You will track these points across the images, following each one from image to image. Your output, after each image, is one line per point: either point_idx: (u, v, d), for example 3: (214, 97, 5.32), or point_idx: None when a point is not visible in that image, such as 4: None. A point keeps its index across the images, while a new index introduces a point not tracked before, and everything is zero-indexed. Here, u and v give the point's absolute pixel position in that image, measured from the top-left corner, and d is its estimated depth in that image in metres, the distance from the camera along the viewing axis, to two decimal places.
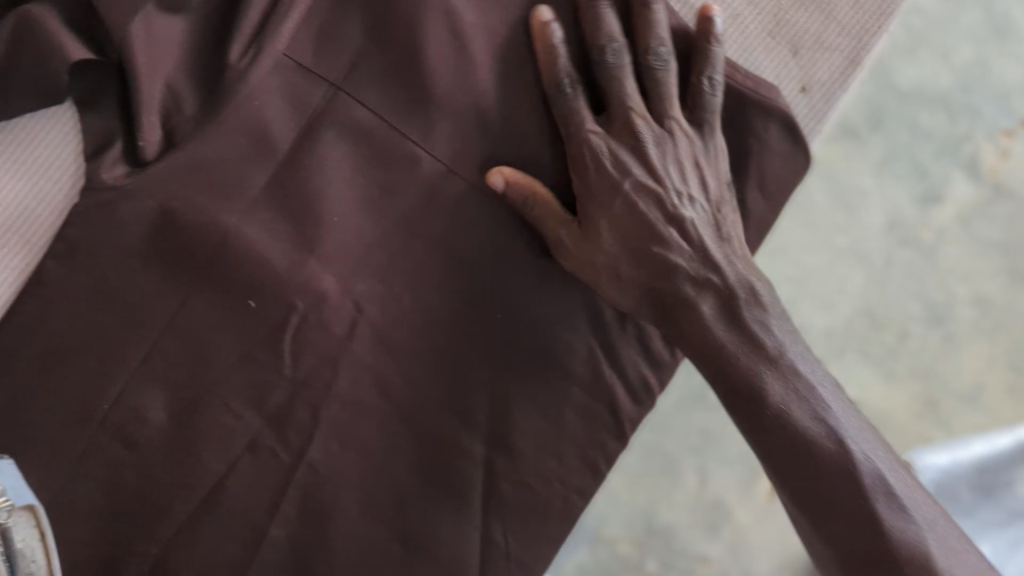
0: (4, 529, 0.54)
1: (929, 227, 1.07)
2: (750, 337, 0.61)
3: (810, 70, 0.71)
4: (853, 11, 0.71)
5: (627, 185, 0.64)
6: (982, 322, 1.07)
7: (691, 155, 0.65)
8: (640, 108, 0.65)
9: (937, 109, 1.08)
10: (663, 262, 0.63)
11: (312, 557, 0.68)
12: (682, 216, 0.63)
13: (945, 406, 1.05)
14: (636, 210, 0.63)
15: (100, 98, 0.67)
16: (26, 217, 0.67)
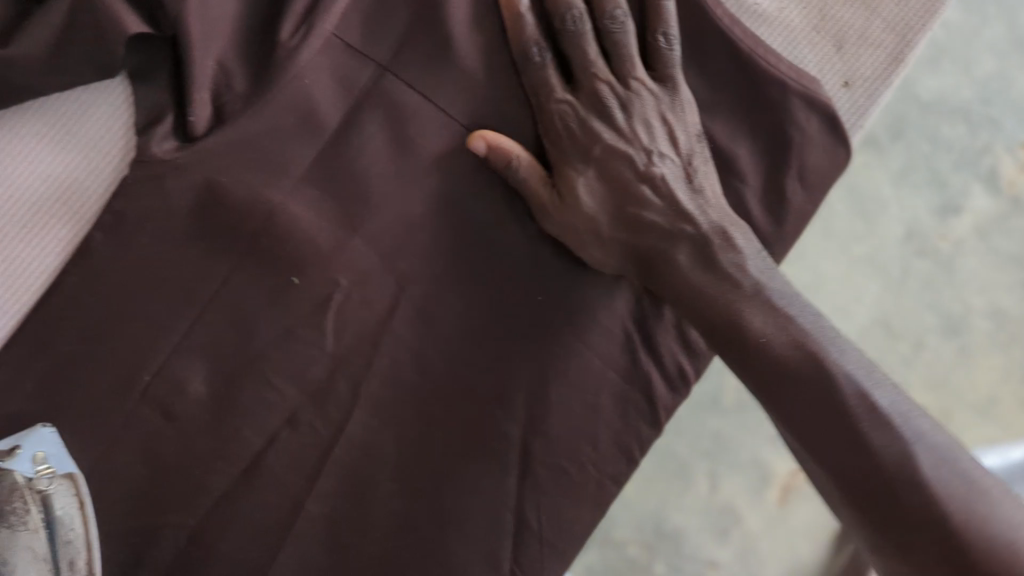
0: (44, 498, 0.63)
1: (948, 238, 1.05)
2: (725, 280, 0.63)
3: (853, 66, 0.72)
4: (898, 8, 0.72)
5: (597, 150, 0.66)
6: (998, 334, 1.03)
7: (661, 113, 0.67)
8: (604, 72, 0.66)
9: (958, 121, 1.08)
10: (648, 225, 0.65)
11: (348, 531, 0.69)
12: (654, 174, 0.65)
13: (961, 419, 1.00)
14: (611, 172, 0.66)
15: (153, 73, 0.68)
16: (76, 188, 0.68)
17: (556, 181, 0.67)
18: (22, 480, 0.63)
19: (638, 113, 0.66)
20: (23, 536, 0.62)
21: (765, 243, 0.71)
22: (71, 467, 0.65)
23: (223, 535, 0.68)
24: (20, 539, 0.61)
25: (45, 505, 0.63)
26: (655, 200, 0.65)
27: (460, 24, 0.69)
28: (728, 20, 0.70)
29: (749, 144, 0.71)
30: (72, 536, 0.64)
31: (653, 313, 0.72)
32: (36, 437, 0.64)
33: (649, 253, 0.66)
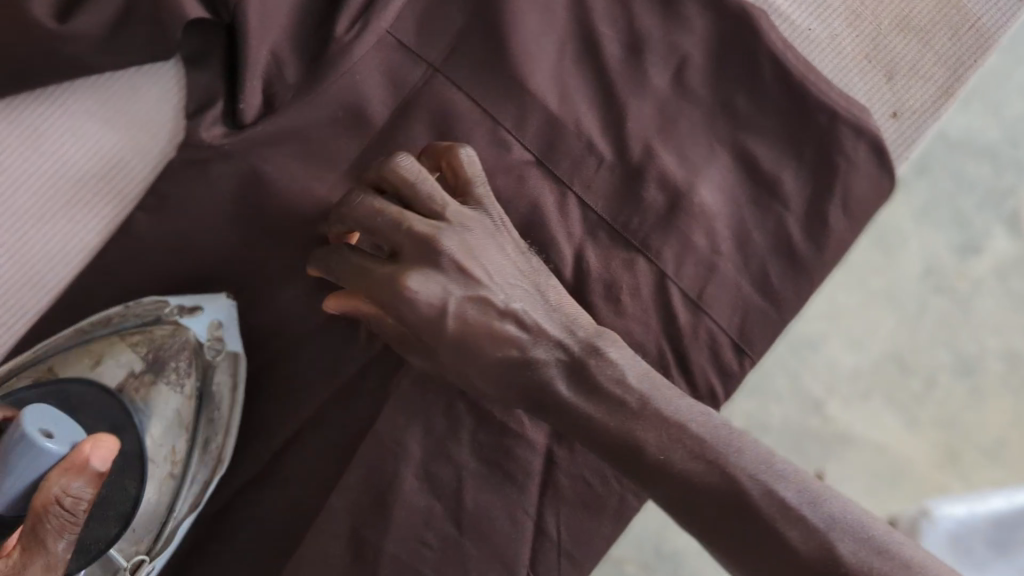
0: (206, 368, 0.69)
1: (966, 277, 1.02)
2: (610, 401, 0.58)
3: (903, 96, 0.72)
4: (951, 42, 0.72)
5: (451, 305, 0.58)
6: (1012, 377, 1.01)
7: (492, 240, 0.62)
8: (432, 224, 0.58)
9: (984, 160, 1.03)
10: (502, 359, 0.59)
11: (368, 527, 0.69)
12: (521, 315, 0.60)
13: (968, 458, 1.00)
14: (468, 321, 0.59)
15: (208, 57, 0.68)
16: (123, 168, 0.68)
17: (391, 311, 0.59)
18: (193, 341, 0.68)
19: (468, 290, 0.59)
20: (173, 399, 0.69)
21: (803, 268, 0.71)
22: (237, 346, 0.68)
23: (239, 532, 0.70)
24: (171, 397, 0.69)
25: (203, 378, 0.69)
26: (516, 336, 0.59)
27: (513, 30, 0.69)
28: (779, 43, 0.71)
29: (794, 169, 0.71)
30: (215, 415, 0.69)
31: (689, 331, 0.70)
32: (215, 307, 0.67)
33: (587, 382, 0.59)
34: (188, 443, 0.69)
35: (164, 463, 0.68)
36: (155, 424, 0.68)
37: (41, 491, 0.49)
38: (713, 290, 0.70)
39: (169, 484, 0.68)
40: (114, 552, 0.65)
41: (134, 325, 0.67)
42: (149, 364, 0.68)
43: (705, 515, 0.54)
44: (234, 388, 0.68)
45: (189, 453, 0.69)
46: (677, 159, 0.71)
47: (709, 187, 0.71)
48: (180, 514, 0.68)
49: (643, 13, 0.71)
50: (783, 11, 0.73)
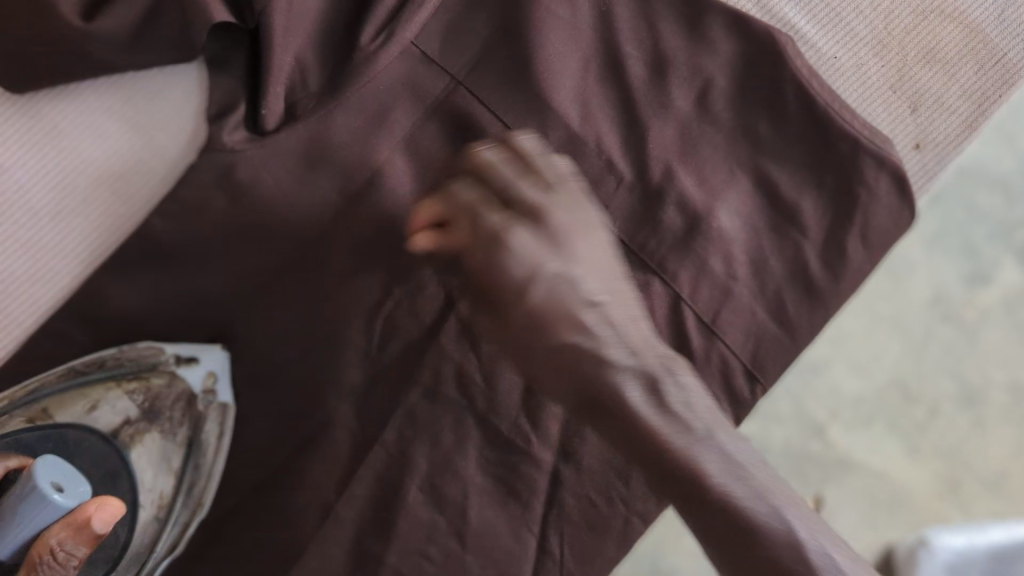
0: (199, 419, 0.70)
1: (974, 307, 0.97)
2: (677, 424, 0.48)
3: (927, 128, 0.71)
4: (977, 76, 0.72)
5: (545, 268, 0.51)
6: (1016, 411, 0.96)
7: (590, 224, 0.54)
8: (534, 191, 0.53)
9: (997, 192, 0.98)
10: (570, 347, 0.50)
11: (370, 539, 0.69)
12: (610, 351, 0.50)
13: (967, 489, 0.95)
14: (556, 296, 0.51)
15: (230, 60, 0.67)
16: (139, 169, 0.68)
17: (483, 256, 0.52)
18: (185, 392, 0.70)
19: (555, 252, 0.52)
20: (165, 446, 0.70)
21: (818, 297, 0.71)
22: (228, 397, 0.69)
23: (243, 531, 0.69)
24: (167, 445, 0.70)
25: (194, 427, 0.70)
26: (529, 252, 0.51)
27: (538, 47, 0.69)
28: (805, 70, 0.71)
29: (814, 197, 0.71)
30: (201, 462, 0.70)
31: (701, 355, 0.70)
32: (206, 357, 0.68)
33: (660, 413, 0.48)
34: (174, 488, 0.70)
35: (151, 506, 0.69)
36: (150, 466, 0.70)
37: (40, 542, 0.57)
38: (727, 315, 0.70)
39: (151, 526, 0.69)
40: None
41: (130, 373, 0.69)
42: (144, 411, 0.70)
43: (738, 555, 0.46)
44: (220, 439, 0.70)
45: (175, 497, 0.70)
46: (697, 182, 0.70)
47: (728, 212, 0.70)
48: (160, 553, 0.69)
49: (670, 35, 0.71)
50: (809, 38, 0.72)
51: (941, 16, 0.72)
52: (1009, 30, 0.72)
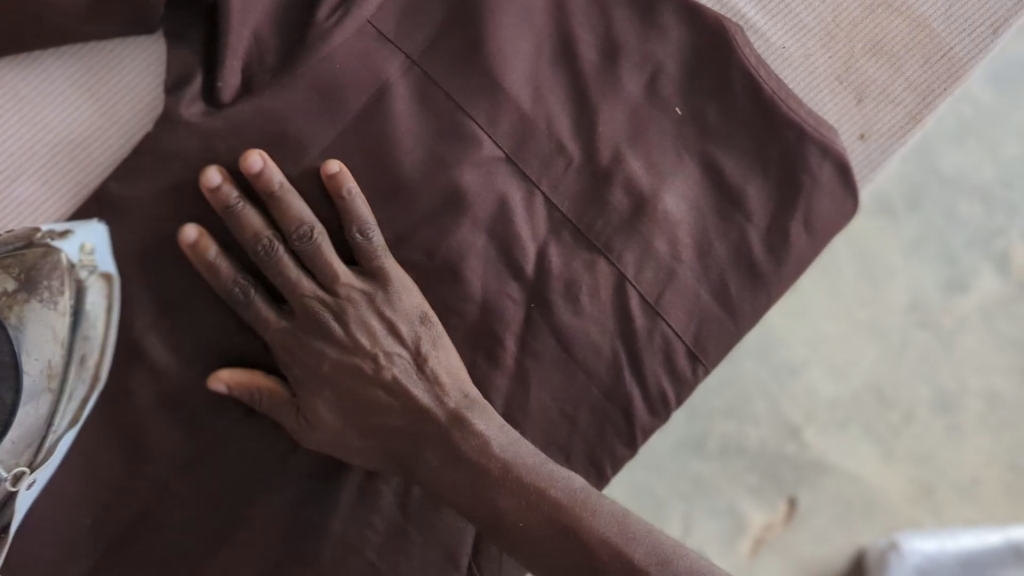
0: (80, 289, 0.68)
1: (951, 314, 1.08)
2: (460, 456, 0.63)
3: (872, 119, 0.73)
4: (922, 70, 0.73)
5: (332, 362, 0.65)
6: (989, 417, 1.08)
7: (379, 314, 0.66)
8: (320, 296, 0.65)
9: (976, 202, 1.09)
10: (387, 414, 0.65)
11: (315, 505, 0.70)
12: (391, 371, 0.65)
13: (942, 495, 1.06)
14: (349, 382, 0.65)
15: (189, 32, 0.69)
16: (97, 136, 0.69)
17: (294, 307, 0.65)
18: (64, 263, 0.68)
19: (344, 316, 0.65)
20: (45, 318, 0.68)
21: (762, 281, 0.72)
22: (110, 268, 0.69)
23: (166, 506, 0.70)
24: (46, 316, 0.68)
25: (76, 295, 0.68)
26: (337, 334, 0.65)
27: (492, 28, 0.70)
28: (752, 60, 0.72)
29: (759, 182, 0.72)
30: (92, 335, 0.69)
31: (644, 333, 0.71)
32: (85, 233, 0.68)
33: (362, 412, 0.65)
34: (59, 362, 0.68)
35: (39, 377, 0.67)
36: (31, 343, 0.67)
37: None
38: (671, 295, 0.72)
39: (47, 398, 0.68)
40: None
41: (5, 250, 0.67)
42: (20, 282, 0.67)
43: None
44: (109, 308, 0.69)
45: (65, 370, 0.68)
46: (645, 164, 0.72)
47: (675, 194, 0.72)
48: (57, 432, 0.69)
49: (621, 21, 0.73)
50: (758, 28, 0.74)
51: (888, 9, 0.74)
52: (956, 25, 0.73)
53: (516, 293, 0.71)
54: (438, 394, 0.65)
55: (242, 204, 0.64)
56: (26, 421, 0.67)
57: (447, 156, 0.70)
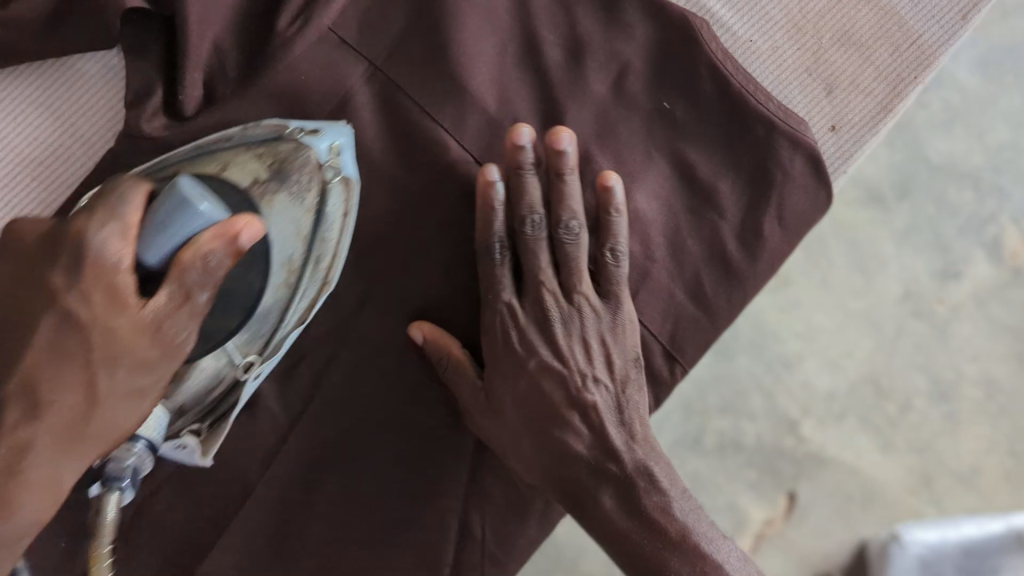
0: (326, 189, 0.66)
1: (945, 303, 1.12)
2: (652, 526, 0.61)
3: (842, 110, 0.72)
4: (892, 58, 0.73)
5: (531, 364, 0.65)
6: (987, 404, 1.11)
7: (601, 335, 0.67)
8: (551, 282, 0.67)
9: (968, 188, 1.13)
10: (560, 442, 0.64)
11: (292, 520, 0.69)
12: (591, 411, 0.65)
13: (940, 484, 1.10)
14: (540, 390, 0.65)
15: (150, 45, 0.67)
16: (61, 154, 0.69)
17: (529, 287, 0.67)
18: (314, 161, 0.65)
19: (575, 329, 0.67)
20: (295, 214, 0.65)
21: (737, 279, 0.71)
22: (351, 173, 0.67)
23: (144, 523, 0.69)
24: (286, 201, 0.64)
25: (320, 197, 0.66)
26: (556, 337, 0.66)
27: (455, 32, 0.69)
28: (719, 55, 0.72)
29: (730, 179, 0.71)
30: (328, 236, 0.67)
31: None
32: (337, 130, 0.67)
33: (542, 430, 0.64)
34: (301, 256, 0.66)
35: (281, 271, 0.64)
36: (282, 222, 0.64)
37: (189, 250, 0.49)
38: (645, 296, 0.71)
39: (283, 291, 0.65)
40: (231, 347, 0.64)
41: (257, 140, 0.65)
42: (273, 171, 0.64)
43: None
44: (347, 215, 0.67)
45: (302, 269, 0.66)
46: (615, 164, 0.71)
47: (645, 193, 0.71)
48: (294, 319, 0.66)
49: (585, 21, 0.72)
50: (725, 22, 0.73)
51: None
52: (924, 12, 0.73)
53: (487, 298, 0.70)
54: (630, 438, 0.65)
55: (530, 171, 0.66)
56: (271, 311, 0.64)
57: (415, 161, 0.70)
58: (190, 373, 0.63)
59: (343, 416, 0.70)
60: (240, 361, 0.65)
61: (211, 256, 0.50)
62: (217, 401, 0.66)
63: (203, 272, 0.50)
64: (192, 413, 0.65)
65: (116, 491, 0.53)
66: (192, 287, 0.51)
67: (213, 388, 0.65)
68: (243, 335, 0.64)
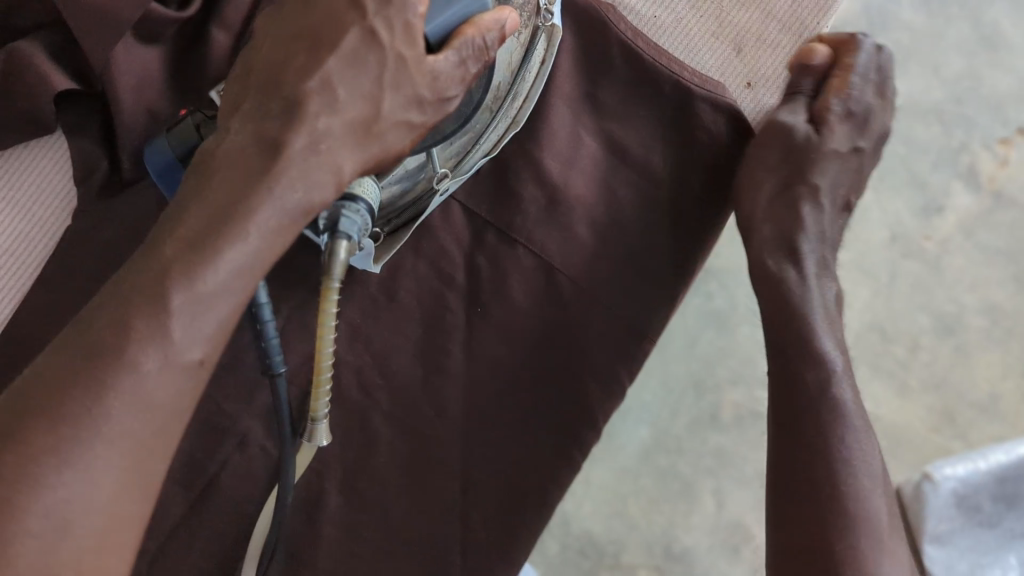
0: (535, 36, 0.69)
1: (932, 239, 1.32)
2: (822, 308, 0.69)
3: (754, 66, 0.78)
4: (792, 6, 0.78)
5: (792, 126, 0.74)
6: (994, 329, 1.29)
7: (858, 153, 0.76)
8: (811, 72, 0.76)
9: (933, 124, 1.35)
10: (794, 201, 0.73)
11: (303, 548, 0.70)
12: (817, 191, 0.73)
13: (963, 417, 1.26)
14: (791, 158, 0.73)
15: (85, 120, 0.71)
16: (22, 241, 0.70)
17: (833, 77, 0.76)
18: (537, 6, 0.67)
19: (846, 128, 0.75)
20: (510, 44, 0.67)
21: (683, 244, 0.75)
22: (557, 20, 0.70)
23: None
24: (511, 45, 0.67)
25: (531, 39, 0.69)
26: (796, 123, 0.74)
27: None
28: (630, 32, 0.76)
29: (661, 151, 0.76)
30: (522, 78, 0.70)
31: (581, 316, 0.74)
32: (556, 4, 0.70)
33: (792, 169, 0.73)
34: (506, 83, 0.69)
35: (491, 97, 0.68)
36: (500, 72, 0.67)
37: (473, 27, 0.56)
38: (601, 277, 0.75)
39: (485, 115, 0.69)
40: (434, 152, 0.67)
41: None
42: (500, 82, 0.68)
43: (788, 475, 0.64)
44: (543, 63, 0.72)
45: (502, 99, 0.70)
46: (557, 155, 0.75)
47: (583, 178, 0.76)
48: (480, 150, 0.71)
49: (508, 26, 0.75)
50: (630, 5, 0.79)
51: None
52: None
53: (455, 303, 0.74)
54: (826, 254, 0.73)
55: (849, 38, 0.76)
56: (458, 140, 0.69)
57: None
58: (396, 170, 0.65)
59: (333, 446, 0.72)
60: (438, 168, 0.68)
61: (491, 32, 0.57)
62: (410, 202, 0.70)
63: (478, 52, 0.57)
64: (382, 216, 0.69)
65: (345, 239, 0.56)
66: (468, 63, 0.57)
67: (410, 188, 0.68)
68: (444, 145, 0.68)
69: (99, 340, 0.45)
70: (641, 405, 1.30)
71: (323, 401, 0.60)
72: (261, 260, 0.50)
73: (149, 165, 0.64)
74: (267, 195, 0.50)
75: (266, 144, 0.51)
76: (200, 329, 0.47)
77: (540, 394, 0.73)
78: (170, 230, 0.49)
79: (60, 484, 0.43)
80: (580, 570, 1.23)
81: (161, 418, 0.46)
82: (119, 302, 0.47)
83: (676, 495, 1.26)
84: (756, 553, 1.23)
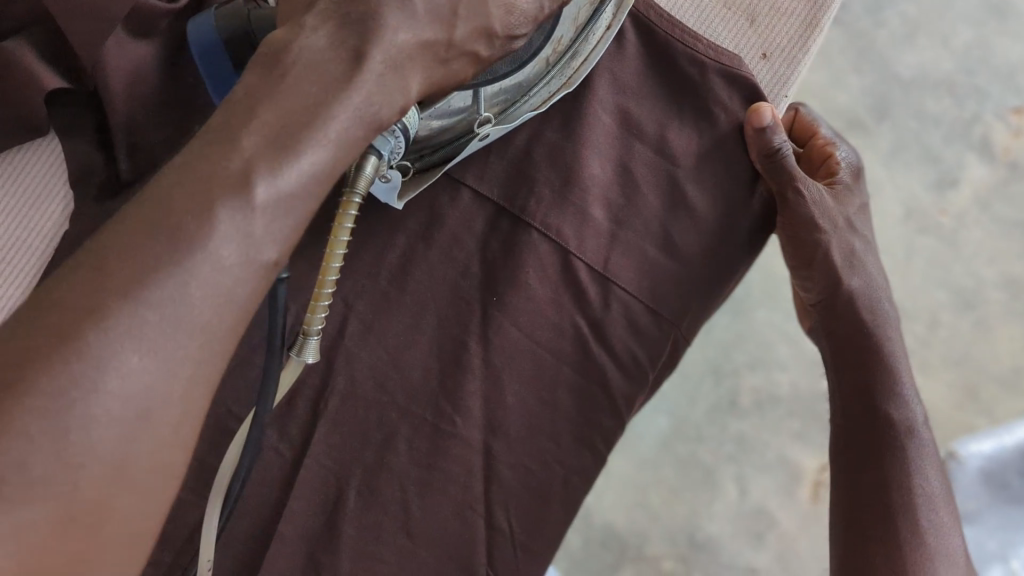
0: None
1: (948, 213, 1.29)
2: (893, 345, 0.73)
3: (769, 37, 0.76)
4: None
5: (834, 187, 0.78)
6: (1013, 301, 1.26)
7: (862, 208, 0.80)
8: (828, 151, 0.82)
9: (945, 95, 1.33)
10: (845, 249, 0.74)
11: (322, 552, 0.68)
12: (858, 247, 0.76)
13: (987, 392, 1.23)
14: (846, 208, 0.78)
15: (81, 119, 0.70)
16: (19, 247, 0.68)
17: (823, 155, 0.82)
18: None
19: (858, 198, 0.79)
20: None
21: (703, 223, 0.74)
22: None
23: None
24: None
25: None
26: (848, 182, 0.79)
27: None
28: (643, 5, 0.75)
29: (678, 127, 0.74)
30: (588, 37, 0.68)
31: (599, 304, 0.73)
32: None
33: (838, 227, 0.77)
34: (570, 39, 0.66)
35: (552, 47, 0.64)
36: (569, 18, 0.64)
37: None
38: (618, 259, 0.73)
39: (541, 66, 0.66)
40: (483, 92, 0.62)
41: None
42: (563, 33, 0.64)
43: (857, 492, 0.68)
44: (609, 27, 0.71)
45: (564, 54, 0.67)
46: (568, 139, 0.73)
47: (598, 157, 0.74)
48: (530, 101, 0.69)
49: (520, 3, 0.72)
50: None
51: None
52: None
53: (470, 294, 0.72)
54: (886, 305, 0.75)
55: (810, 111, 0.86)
56: (512, 88, 0.65)
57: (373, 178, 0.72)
58: (442, 103, 0.60)
59: (348, 445, 0.69)
60: (482, 112, 0.64)
61: None
62: (450, 141, 0.65)
63: None
64: (414, 151, 0.65)
65: (375, 154, 0.53)
66: (544, 4, 0.57)
67: (452, 129, 0.64)
68: (496, 90, 0.64)
69: (177, 217, 0.42)
70: (659, 393, 1.27)
71: (320, 311, 0.54)
72: (335, 169, 0.47)
73: (204, 75, 0.61)
74: (341, 99, 0.47)
75: (346, 61, 0.48)
76: (274, 229, 0.45)
77: (560, 382, 0.72)
78: (244, 111, 0.45)
79: (128, 367, 0.40)
80: (604, 563, 1.20)
81: (233, 314, 0.44)
82: (192, 177, 0.43)
83: (698, 482, 1.23)
84: (780, 538, 1.21)
